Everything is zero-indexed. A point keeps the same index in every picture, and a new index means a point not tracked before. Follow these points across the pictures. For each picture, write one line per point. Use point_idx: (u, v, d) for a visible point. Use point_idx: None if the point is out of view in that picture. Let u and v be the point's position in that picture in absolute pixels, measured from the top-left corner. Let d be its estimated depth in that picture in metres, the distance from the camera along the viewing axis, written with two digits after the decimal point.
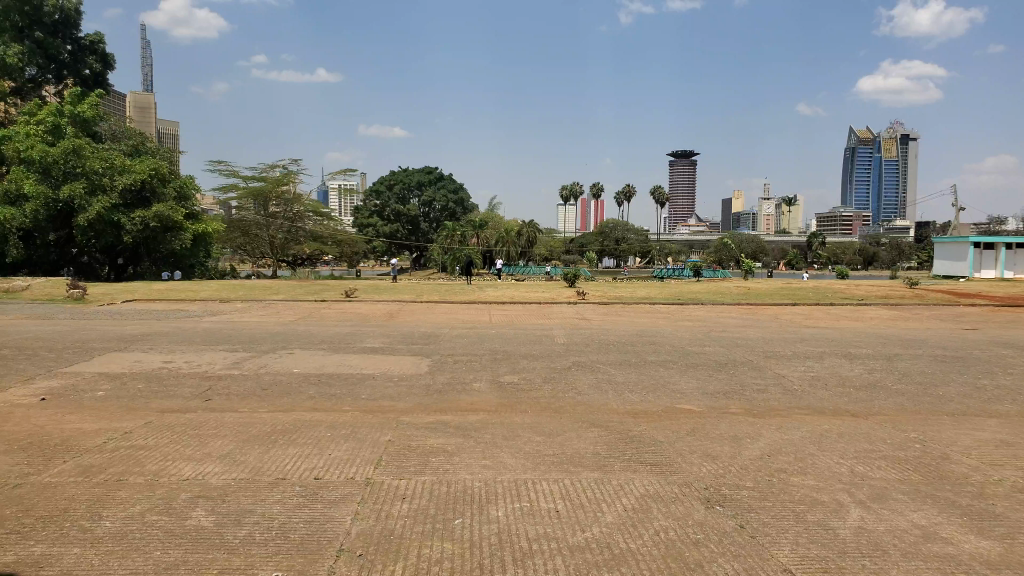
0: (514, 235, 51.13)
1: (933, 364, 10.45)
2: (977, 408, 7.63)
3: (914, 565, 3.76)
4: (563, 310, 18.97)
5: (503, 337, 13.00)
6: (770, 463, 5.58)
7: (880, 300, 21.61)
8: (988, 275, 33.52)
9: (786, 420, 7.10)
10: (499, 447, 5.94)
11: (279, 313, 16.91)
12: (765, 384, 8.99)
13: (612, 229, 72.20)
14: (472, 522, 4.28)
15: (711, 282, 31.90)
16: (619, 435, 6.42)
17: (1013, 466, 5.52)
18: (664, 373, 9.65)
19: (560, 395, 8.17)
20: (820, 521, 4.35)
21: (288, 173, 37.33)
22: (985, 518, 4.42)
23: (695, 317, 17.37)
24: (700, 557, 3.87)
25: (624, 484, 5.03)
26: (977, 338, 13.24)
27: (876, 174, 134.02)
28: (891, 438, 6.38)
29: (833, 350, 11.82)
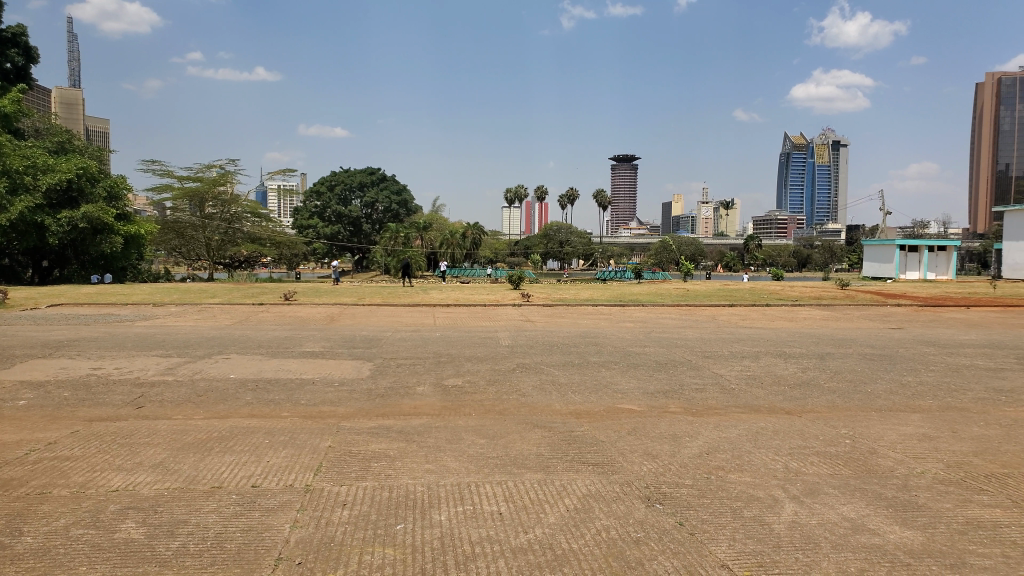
0: (458, 237, 50.92)
1: (862, 362, 10.84)
2: (902, 403, 7.95)
3: (843, 557, 3.88)
4: (508, 312, 18.99)
5: (446, 340, 12.96)
6: (708, 461, 5.69)
7: (813, 301, 22.32)
8: (913, 276, 35.00)
9: (724, 418, 7.26)
10: (442, 450, 5.91)
11: (216, 317, 16.51)
12: (703, 383, 9.17)
13: (556, 232, 71.88)
14: (415, 527, 4.24)
15: (652, 284, 32.45)
16: (561, 435, 6.47)
17: (935, 458, 5.76)
18: (606, 373, 9.75)
19: (504, 397, 8.20)
20: (755, 517, 4.45)
21: (225, 173, 36.40)
22: (909, 509, 4.59)
23: (637, 318, 17.63)
24: (640, 555, 3.92)
25: (566, 484, 5.06)
26: (903, 337, 13.81)
27: (807, 179, 138.29)
28: (823, 434, 6.58)
29: (768, 349, 12.14)
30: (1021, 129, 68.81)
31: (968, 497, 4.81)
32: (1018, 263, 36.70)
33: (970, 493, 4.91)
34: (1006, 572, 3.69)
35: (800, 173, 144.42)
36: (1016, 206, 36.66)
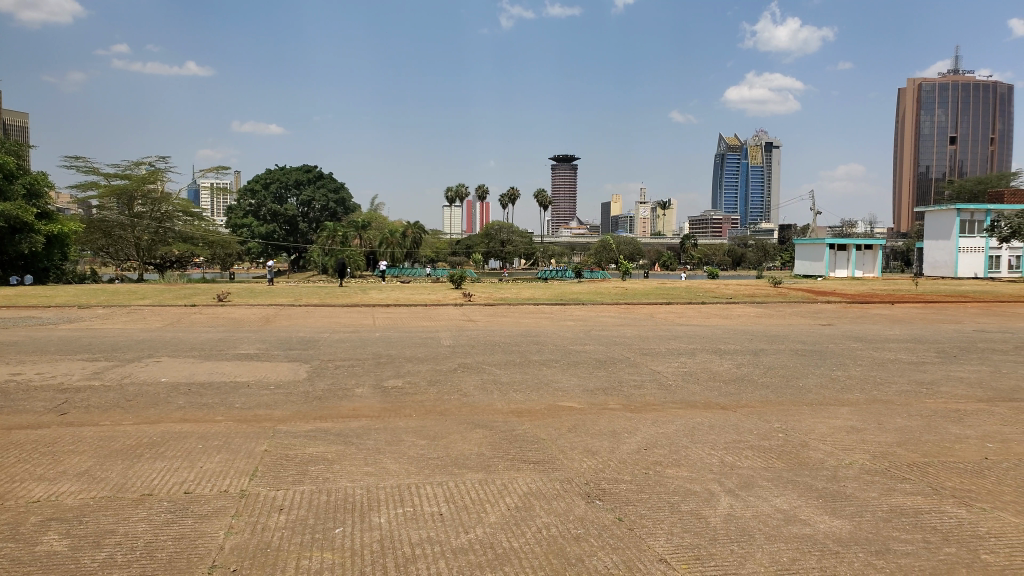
0: (398, 236, 50.53)
1: (793, 357, 11.16)
2: (832, 397, 8.21)
3: (777, 547, 3.96)
4: (449, 312, 18.85)
5: (387, 340, 12.83)
6: (647, 456, 5.77)
7: (747, 298, 22.90)
8: (842, 274, 36.26)
9: (662, 414, 7.38)
10: (382, 453, 5.81)
11: (145, 319, 15.98)
12: (642, 380, 9.28)
13: (497, 230, 71.46)
14: (353, 531, 4.17)
15: (592, 283, 32.77)
16: (502, 435, 6.45)
17: (863, 450, 5.96)
18: (547, 372, 9.77)
19: (445, 397, 8.15)
20: (693, 510, 4.52)
21: (155, 171, 35.43)
22: (838, 499, 4.73)
23: (577, 317, 17.75)
24: (580, 552, 3.92)
25: (507, 483, 5.04)
26: (833, 333, 14.28)
27: (742, 180, 141.50)
28: (758, 429, 6.72)
29: (704, 346, 12.37)
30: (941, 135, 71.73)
31: (893, 486, 4.99)
32: (939, 261, 38.36)
33: (894, 482, 5.09)
34: (926, 557, 3.84)
35: (734, 174, 147.73)
36: (936, 207, 38.29)
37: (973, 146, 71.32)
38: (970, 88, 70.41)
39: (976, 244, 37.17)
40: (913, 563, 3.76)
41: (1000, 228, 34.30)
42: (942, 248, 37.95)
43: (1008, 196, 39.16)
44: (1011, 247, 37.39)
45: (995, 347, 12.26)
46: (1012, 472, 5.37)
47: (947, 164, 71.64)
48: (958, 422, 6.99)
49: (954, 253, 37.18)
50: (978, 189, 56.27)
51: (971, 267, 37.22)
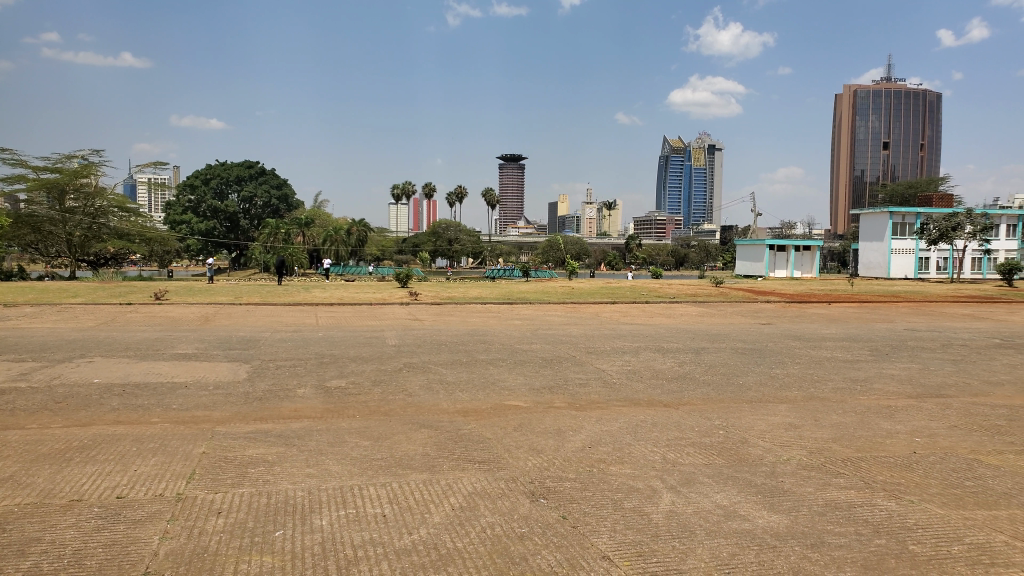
0: (342, 233, 49.84)
1: (734, 356, 11.37)
2: (771, 394, 8.38)
3: (717, 543, 4.01)
4: (394, 311, 18.62)
5: (330, 340, 12.63)
6: (591, 454, 5.79)
7: (689, 298, 23.30)
8: (781, 274, 37.23)
9: (607, 412, 7.41)
10: (325, 454, 5.70)
11: (77, 318, 15.40)
12: (587, 378, 9.32)
13: (444, 229, 71.03)
14: (294, 533, 4.06)
15: (537, 282, 32.88)
16: (447, 435, 6.39)
17: (800, 446, 6.09)
18: (493, 371, 9.72)
19: (389, 397, 8.04)
20: (635, 507, 4.54)
21: (88, 165, 34.23)
22: (776, 494, 4.82)
23: (523, 316, 17.80)
24: (524, 550, 3.90)
25: (452, 483, 4.99)
26: (772, 332, 14.58)
27: (685, 182, 143.65)
28: (699, 426, 6.81)
29: (648, 345, 12.52)
30: (874, 138, 73.83)
31: (829, 481, 5.10)
32: (873, 262, 39.65)
33: (830, 477, 5.22)
34: (859, 548, 3.93)
35: (678, 175, 150.03)
36: (870, 210, 39.60)
37: (904, 151, 74.26)
38: (902, 95, 73.25)
39: (907, 246, 38.58)
40: (847, 554, 3.85)
41: (930, 230, 35.64)
42: (876, 249, 39.26)
43: (937, 200, 40.75)
44: (940, 249, 38.92)
45: (925, 345, 12.71)
46: (939, 465, 5.55)
47: (880, 168, 74.48)
48: (890, 418, 7.21)
49: (887, 254, 38.49)
50: (908, 193, 58.49)
51: (903, 268, 38.60)
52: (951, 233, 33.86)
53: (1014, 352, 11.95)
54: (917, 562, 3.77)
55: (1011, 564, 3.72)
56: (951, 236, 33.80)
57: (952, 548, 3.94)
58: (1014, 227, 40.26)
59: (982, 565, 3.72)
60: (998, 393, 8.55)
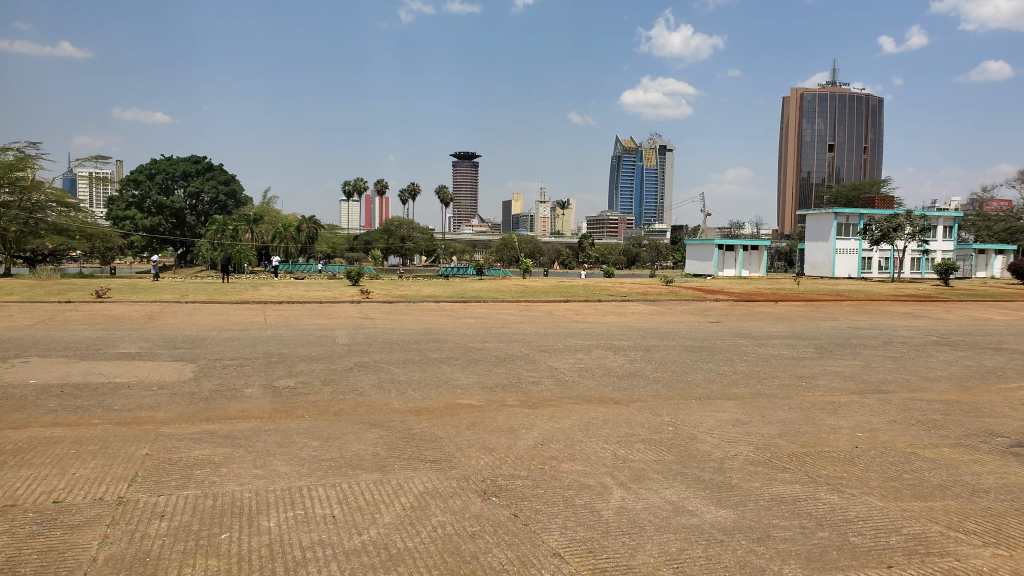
0: (292, 230, 49.00)
1: (684, 353, 11.53)
2: (720, 391, 8.51)
3: (666, 538, 4.04)
4: (345, 309, 18.36)
5: (280, 339, 12.40)
6: (543, 451, 5.79)
7: (641, 297, 23.54)
8: (730, 273, 37.90)
9: (559, 409, 7.43)
10: (273, 455, 5.59)
11: (12, 316, 14.83)
12: (539, 376, 9.34)
13: (397, 227, 70.65)
14: (241, 536, 3.96)
15: (491, 280, 32.84)
16: (398, 435, 6.32)
17: (747, 442, 6.18)
18: (446, 370, 9.66)
19: (339, 397, 7.93)
20: (586, 504, 4.56)
21: (24, 157, 32.87)
22: (723, 489, 4.88)
23: (476, 314, 17.75)
24: (475, 549, 3.87)
25: (403, 483, 4.94)
26: (721, 330, 14.82)
27: (636, 181, 144.87)
28: (649, 423, 6.88)
29: (600, 343, 12.60)
30: (820, 142, 76.02)
31: (775, 476, 5.20)
32: (818, 262, 40.68)
33: (776, 472, 5.31)
34: (802, 541, 4.01)
35: (630, 175, 151.30)
36: (816, 210, 40.55)
37: (848, 153, 76.29)
38: (846, 99, 75.29)
39: (851, 246, 39.65)
40: (791, 548, 3.92)
41: (872, 231, 36.67)
42: (821, 249, 40.27)
43: (879, 201, 41.99)
44: (881, 249, 40.07)
45: (866, 342, 13.06)
46: (879, 459, 5.71)
47: (825, 170, 76.34)
48: (834, 413, 7.39)
49: (831, 254, 39.49)
50: (852, 195, 60.07)
51: (846, 267, 39.64)
52: (892, 233, 34.90)
53: (949, 349, 12.38)
54: (859, 554, 3.85)
55: (946, 553, 3.84)
56: (892, 237, 34.83)
57: (890, 539, 4.04)
58: (950, 229, 41.74)
59: (919, 555, 3.83)
60: (934, 388, 8.84)
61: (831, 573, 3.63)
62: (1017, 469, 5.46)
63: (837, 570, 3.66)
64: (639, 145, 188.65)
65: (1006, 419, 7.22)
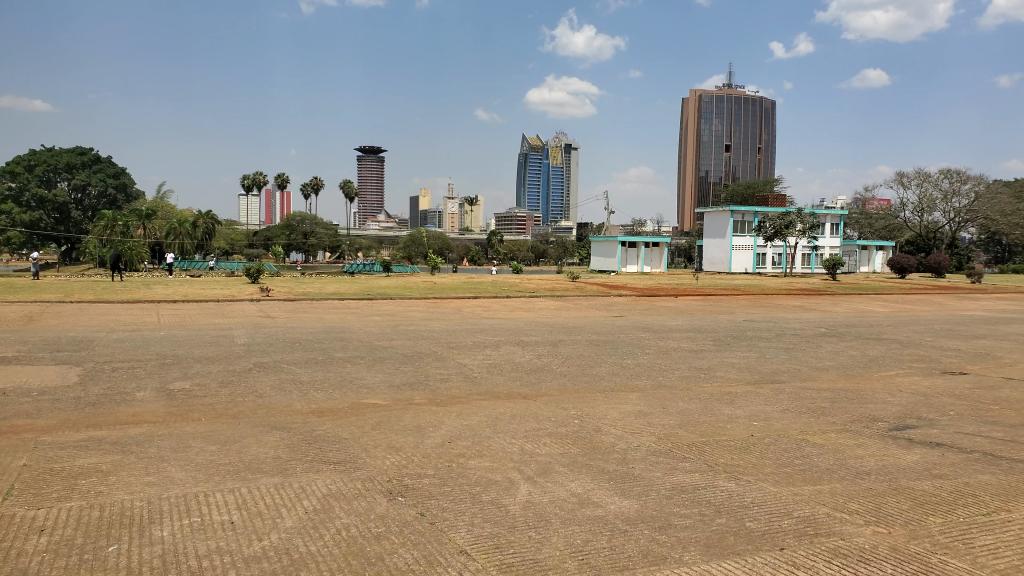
0: (187, 226, 46.95)
1: (590, 347, 11.71)
2: (624, 384, 8.69)
3: (571, 531, 4.06)
4: (244, 308, 17.67)
5: (174, 340, 11.82)
6: (450, 449, 5.73)
7: (548, 292, 23.76)
8: (633, 269, 38.87)
9: (467, 406, 7.39)
10: (165, 461, 5.30)
11: None
12: (447, 373, 9.27)
13: (299, 222, 68.72)
14: (130, 547, 3.73)
15: (398, 278, 32.33)
16: (300, 436, 6.11)
17: (649, 433, 6.32)
18: (350, 369, 9.47)
19: (238, 399, 7.60)
20: (493, 500, 4.53)
21: None
22: (627, 480, 4.96)
23: (383, 312, 17.47)
24: (380, 550, 3.78)
25: (306, 486, 4.78)
26: (625, 324, 15.13)
27: (543, 180, 145.56)
28: (555, 416, 6.93)
29: (508, 339, 12.62)
30: (717, 143, 78.88)
31: (675, 465, 5.32)
32: (716, 258, 42.22)
33: (677, 461, 5.44)
34: (702, 529, 4.11)
35: (537, 173, 152.57)
36: (713, 209, 42.08)
37: (743, 154, 79.68)
38: (741, 102, 78.74)
39: (746, 243, 41.37)
40: (692, 535, 4.00)
41: (766, 228, 38.35)
42: (718, 245, 41.86)
43: (773, 200, 43.97)
44: (774, 245, 41.96)
45: (761, 335, 13.63)
46: (773, 446, 5.95)
47: (723, 169, 79.54)
48: (731, 403, 7.64)
49: (728, 250, 41.10)
50: (747, 193, 62.72)
51: (742, 263, 41.34)
52: (784, 231, 36.63)
53: (835, 340, 13.08)
54: (754, 538, 3.98)
55: (832, 534, 4.02)
56: (784, 233, 36.54)
57: (782, 522, 4.20)
58: (836, 226, 44.11)
59: (809, 536, 4.00)
60: (823, 377, 9.30)
61: (728, 558, 3.74)
62: (896, 451, 5.79)
63: (734, 554, 3.77)
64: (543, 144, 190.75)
65: (886, 404, 7.67)
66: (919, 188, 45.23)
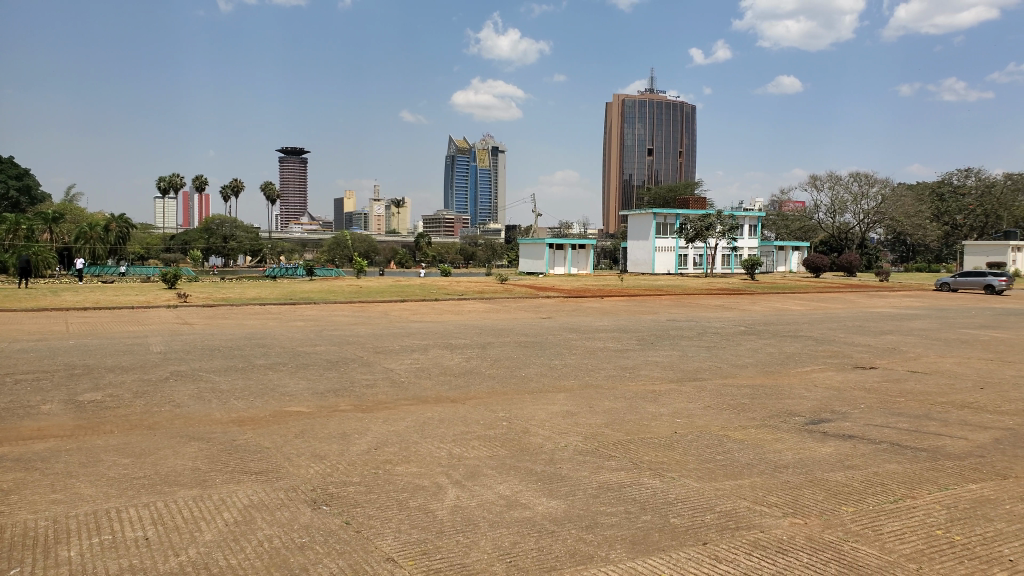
0: (98, 230, 44.87)
1: (518, 349, 11.75)
2: (551, 384, 8.73)
3: (499, 533, 4.05)
4: (160, 315, 16.99)
5: (85, 349, 11.26)
6: (376, 455, 5.64)
7: (476, 294, 23.74)
8: (560, 271, 39.24)
9: (394, 412, 7.30)
10: (74, 476, 5.03)
11: None
12: (374, 378, 9.14)
13: (218, 225, 66.65)
14: (35, 570, 3.52)
15: (322, 281, 31.64)
16: (220, 446, 5.91)
17: (576, 432, 6.37)
18: (272, 376, 9.21)
19: (154, 409, 7.30)
20: (420, 505, 4.48)
21: None
22: (554, 480, 4.98)
23: (307, 317, 17.10)
24: (304, 561, 3.68)
25: (226, 497, 4.62)
26: (553, 326, 15.26)
27: (471, 182, 145.70)
28: (483, 419, 6.91)
29: (436, 342, 12.54)
30: (640, 146, 80.49)
31: (601, 464, 5.38)
32: (640, 259, 43.02)
33: (603, 460, 5.49)
34: (628, 526, 4.16)
35: (465, 175, 152.50)
36: (637, 211, 42.90)
37: (665, 157, 81.64)
38: (662, 107, 80.69)
39: (668, 244, 42.33)
40: (617, 533, 4.05)
41: (687, 230, 39.33)
42: (642, 247, 42.70)
43: (693, 202, 45.13)
44: (696, 246, 43.08)
45: (683, 334, 13.96)
46: (695, 442, 6.08)
47: (645, 172, 81.31)
48: (655, 401, 7.79)
49: (651, 252, 41.96)
50: (669, 196, 64.21)
51: (665, 264, 42.28)
52: (705, 232, 37.66)
53: (755, 338, 13.49)
54: (677, 534, 4.05)
55: (751, 527, 4.13)
56: (705, 235, 37.59)
57: (704, 517, 4.29)
58: (754, 228, 45.63)
59: (729, 530, 4.09)
60: (743, 374, 9.58)
61: (653, 554, 3.79)
62: (811, 444, 6.01)
63: (659, 551, 3.83)
64: (459, 140, 190.21)
65: (802, 399, 7.95)
66: (830, 190, 47.20)
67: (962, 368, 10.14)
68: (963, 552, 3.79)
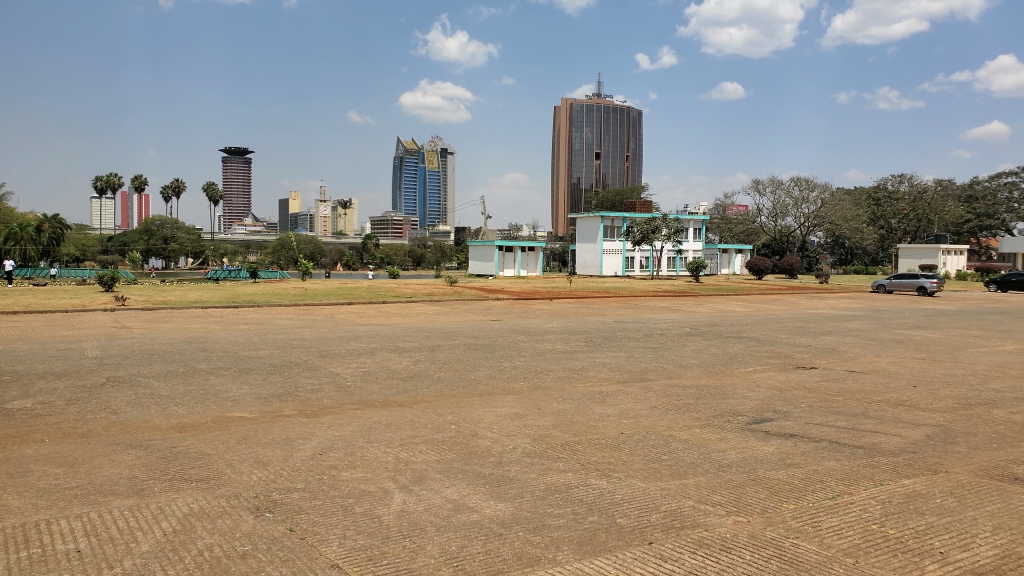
0: (30, 231, 43.14)
1: (466, 351, 11.70)
2: (499, 387, 8.72)
3: (446, 537, 4.00)
4: (97, 319, 16.40)
5: (15, 354, 10.80)
6: (321, 461, 5.52)
7: (425, 297, 23.61)
8: (509, 273, 39.30)
9: (340, 416, 7.17)
10: (1, 488, 4.80)
11: None
12: (319, 383, 8.98)
13: (158, 227, 64.82)
14: None
15: (267, 283, 31.01)
16: (158, 454, 5.71)
17: (524, 434, 6.36)
18: (214, 381, 8.97)
19: (88, 416, 7.03)
20: (366, 511, 4.40)
21: None
22: (502, 483, 4.95)
23: (251, 320, 16.74)
24: (245, 571, 3.57)
25: (164, 506, 4.46)
26: (501, 327, 15.27)
27: (419, 183, 145.03)
28: (430, 423, 6.83)
29: (383, 345, 12.41)
30: (587, 151, 81.12)
31: (549, 466, 5.37)
32: (588, 261, 43.38)
33: (550, 462, 5.49)
34: (575, 527, 4.15)
35: (414, 177, 151.72)
36: (584, 213, 43.25)
37: (613, 162, 82.48)
38: (610, 112, 81.47)
39: (616, 247, 42.80)
40: (565, 534, 4.04)
41: (634, 233, 39.84)
42: (590, 249, 43.08)
43: (640, 205, 45.68)
44: (642, 249, 43.67)
45: (630, 335, 14.11)
46: (641, 442, 6.12)
47: (593, 176, 82.04)
48: (602, 402, 7.83)
49: (599, 254, 42.35)
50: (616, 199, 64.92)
51: (612, 266, 42.72)
52: (651, 235, 38.20)
53: (699, 339, 13.71)
54: (624, 534, 4.07)
55: (696, 526, 4.17)
56: (651, 237, 38.12)
57: (651, 517, 4.32)
58: (699, 231, 46.48)
59: (674, 529, 4.12)
60: (688, 374, 9.72)
61: (600, 555, 3.79)
62: (754, 444, 6.11)
63: (606, 552, 3.83)
64: (407, 141, 188.90)
65: (745, 399, 8.10)
66: (773, 195, 48.05)
67: (896, 367, 10.48)
68: (898, 546, 3.89)
